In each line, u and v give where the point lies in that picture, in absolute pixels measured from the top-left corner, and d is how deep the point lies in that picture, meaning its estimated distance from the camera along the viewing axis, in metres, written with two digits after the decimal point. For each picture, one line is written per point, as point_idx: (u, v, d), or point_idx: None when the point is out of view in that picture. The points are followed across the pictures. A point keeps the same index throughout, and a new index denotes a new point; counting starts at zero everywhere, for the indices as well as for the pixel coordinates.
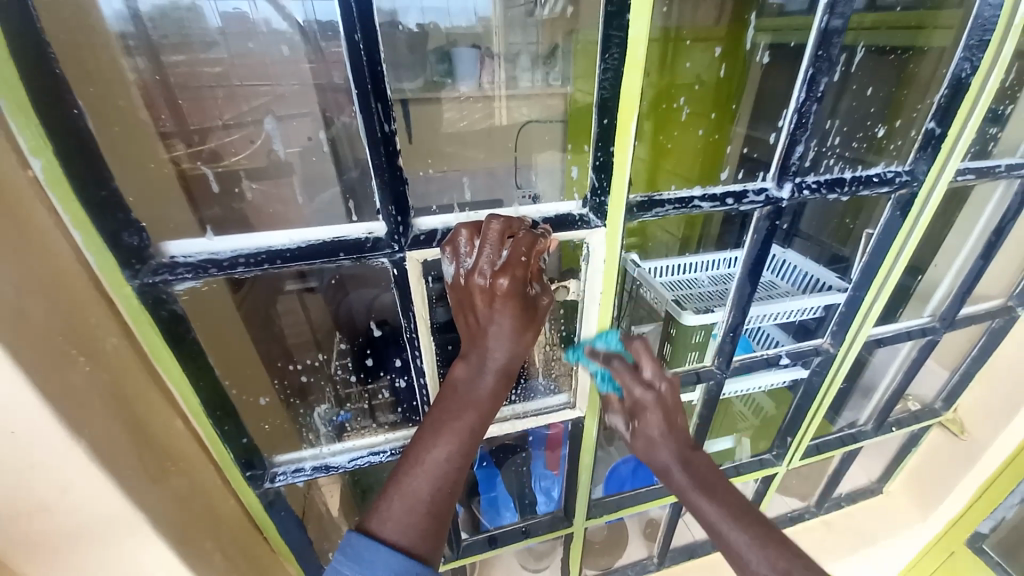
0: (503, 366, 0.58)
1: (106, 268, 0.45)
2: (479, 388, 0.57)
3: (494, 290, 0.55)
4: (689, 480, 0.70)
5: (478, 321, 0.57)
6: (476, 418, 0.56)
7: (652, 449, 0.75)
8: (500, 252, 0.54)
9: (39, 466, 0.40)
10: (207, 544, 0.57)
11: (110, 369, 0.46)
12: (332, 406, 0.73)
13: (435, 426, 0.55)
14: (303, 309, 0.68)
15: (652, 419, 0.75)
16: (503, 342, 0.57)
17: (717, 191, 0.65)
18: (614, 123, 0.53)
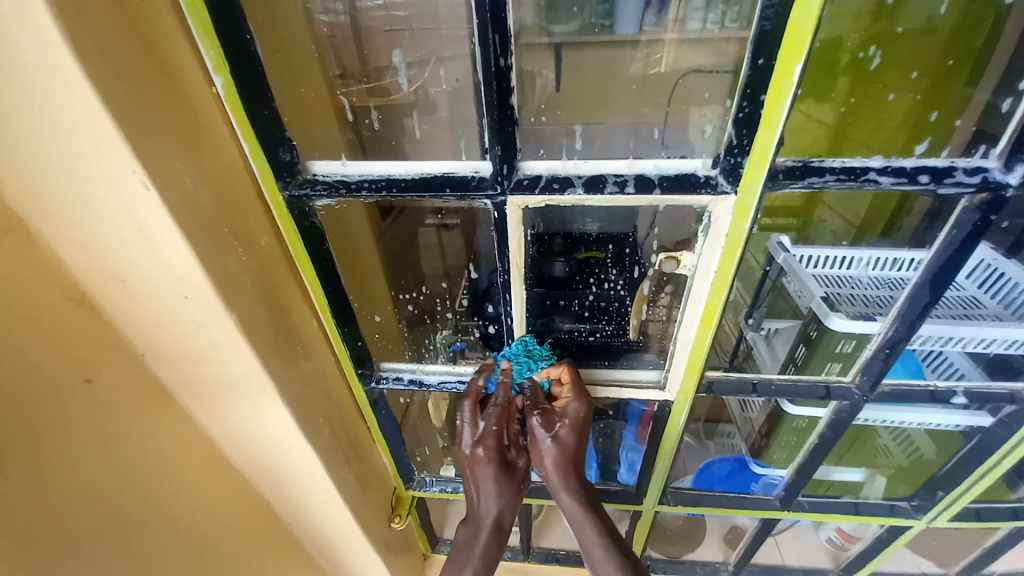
0: (499, 511, 0.73)
1: (265, 176, 0.54)
2: (477, 547, 0.73)
3: (477, 438, 0.71)
4: (574, 510, 0.71)
5: (471, 483, 0.74)
6: (499, 527, 0.74)
7: (552, 470, 0.72)
8: (477, 426, 0.71)
9: (203, 327, 0.52)
10: (318, 418, 0.70)
11: (260, 263, 0.56)
12: (452, 334, 0.83)
13: (457, 564, 0.73)
14: (440, 244, 0.78)
15: (566, 432, 0.71)
16: (491, 503, 0.73)
17: (907, 164, 0.51)
18: (771, 64, 0.43)
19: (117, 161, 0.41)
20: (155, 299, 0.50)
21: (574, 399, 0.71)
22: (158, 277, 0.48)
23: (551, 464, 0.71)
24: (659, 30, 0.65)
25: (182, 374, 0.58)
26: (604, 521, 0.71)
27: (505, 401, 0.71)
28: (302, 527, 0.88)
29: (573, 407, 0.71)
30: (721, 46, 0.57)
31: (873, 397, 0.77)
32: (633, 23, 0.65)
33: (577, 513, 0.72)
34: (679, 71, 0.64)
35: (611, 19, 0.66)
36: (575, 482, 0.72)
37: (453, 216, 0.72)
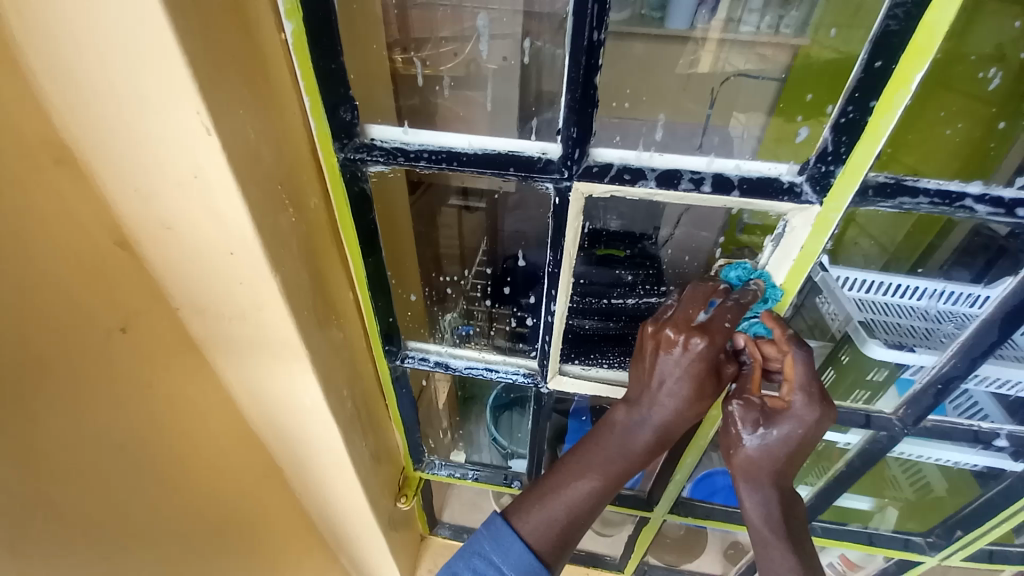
0: (662, 427, 0.60)
1: (322, 134, 0.51)
2: (633, 440, 0.61)
3: (690, 322, 0.55)
4: (759, 509, 0.59)
5: (649, 366, 0.58)
6: (625, 466, 0.62)
7: (755, 475, 0.58)
8: (697, 313, 0.55)
9: (245, 286, 0.50)
10: (344, 391, 0.68)
11: (308, 226, 0.54)
12: (458, 317, 0.82)
13: (581, 463, 0.63)
14: (458, 224, 0.76)
15: (786, 429, 0.55)
16: (662, 410, 0.59)
17: (1008, 195, 0.48)
18: (889, 68, 0.40)
19: (178, 102, 0.38)
20: (199, 252, 0.48)
21: (801, 399, 0.53)
22: (205, 230, 0.46)
23: (744, 468, 0.58)
24: (705, 32, 0.61)
25: (214, 332, 0.57)
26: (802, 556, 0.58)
27: (759, 316, 0.55)
28: (310, 496, 0.87)
29: (807, 410, 0.53)
30: (761, 52, 0.62)
31: (914, 432, 0.75)
32: (685, 18, 0.60)
33: (758, 526, 0.60)
34: (723, 74, 0.62)
35: (662, 12, 0.57)
36: (763, 472, 0.58)
37: (480, 198, 0.70)
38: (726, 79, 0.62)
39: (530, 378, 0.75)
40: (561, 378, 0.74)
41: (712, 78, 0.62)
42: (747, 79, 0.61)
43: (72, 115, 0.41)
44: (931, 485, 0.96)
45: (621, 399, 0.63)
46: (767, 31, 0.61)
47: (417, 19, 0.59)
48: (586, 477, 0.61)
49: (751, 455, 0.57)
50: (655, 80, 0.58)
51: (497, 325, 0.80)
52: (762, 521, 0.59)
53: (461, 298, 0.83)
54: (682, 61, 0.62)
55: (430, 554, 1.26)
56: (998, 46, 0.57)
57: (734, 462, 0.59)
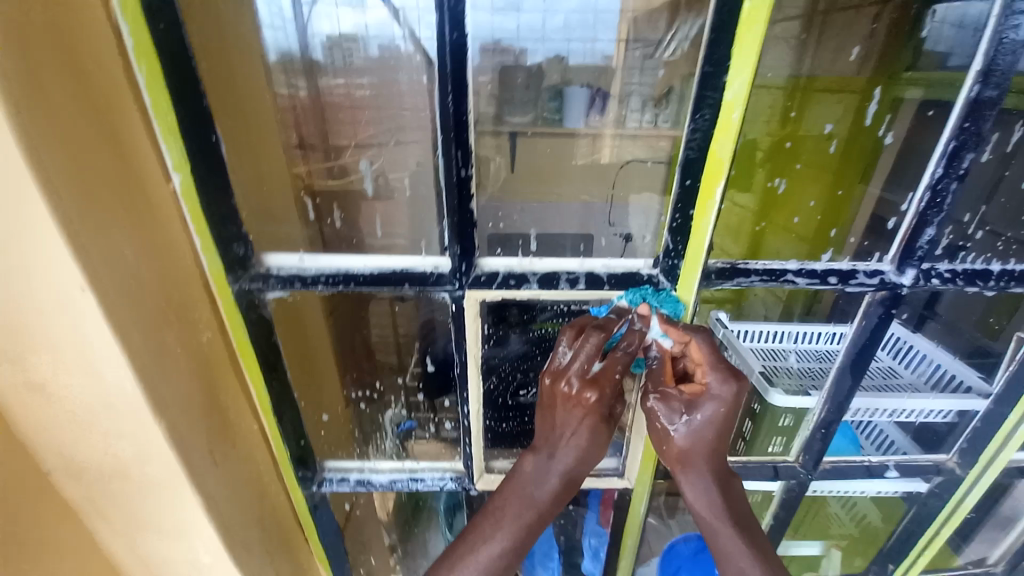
0: (569, 472, 0.59)
1: (214, 270, 0.52)
2: (543, 490, 0.59)
3: (587, 373, 0.55)
4: (706, 506, 0.59)
5: (553, 419, 0.59)
6: (538, 518, 0.59)
7: (693, 465, 0.58)
8: (591, 363, 0.54)
9: (125, 436, 0.47)
10: (251, 531, 0.62)
11: (200, 361, 0.52)
12: (399, 412, 0.80)
13: (496, 518, 0.58)
14: (392, 321, 0.72)
15: (711, 416, 0.55)
16: (568, 451, 0.59)
17: (818, 268, 0.58)
18: (697, 185, 0.50)
19: (50, 263, 0.38)
20: (75, 407, 0.45)
21: (716, 378, 0.54)
22: (80, 383, 0.44)
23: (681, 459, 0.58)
24: (603, 125, 0.80)
25: (89, 491, 0.51)
26: (747, 535, 0.60)
27: (630, 339, 0.56)
28: None
29: (723, 389, 0.54)
30: (651, 141, 0.68)
31: (818, 475, 0.81)
32: (579, 116, 0.81)
33: (710, 527, 0.60)
34: (619, 162, 0.78)
35: (560, 114, 0.81)
36: (702, 459, 0.58)
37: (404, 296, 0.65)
38: (624, 165, 0.77)
39: (457, 482, 0.72)
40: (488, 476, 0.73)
41: (613, 166, 0.80)
42: (638, 163, 0.73)
43: None
44: (868, 515, 1.04)
45: (527, 448, 0.61)
46: (648, 126, 0.67)
47: (337, 129, 0.66)
48: (497, 538, 0.57)
49: (680, 447, 0.57)
50: (559, 167, 0.80)
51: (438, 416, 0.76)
52: (711, 514, 0.60)
53: (399, 393, 0.80)
54: (579, 153, 0.82)
55: None
56: (829, 124, 0.88)
57: (670, 457, 0.59)
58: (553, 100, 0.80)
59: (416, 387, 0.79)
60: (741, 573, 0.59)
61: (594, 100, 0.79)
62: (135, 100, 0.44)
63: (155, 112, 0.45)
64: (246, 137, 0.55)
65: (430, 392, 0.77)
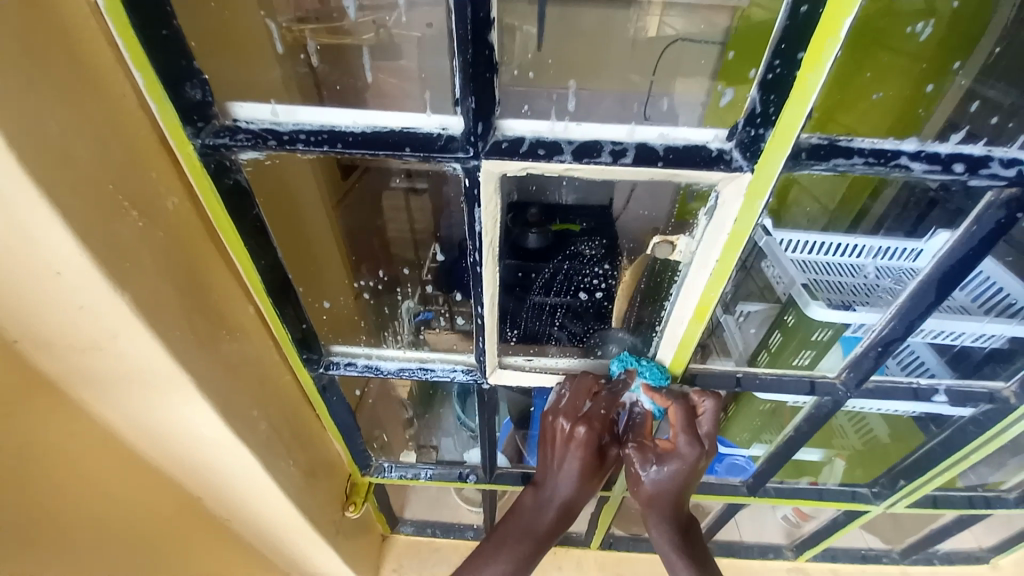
0: (565, 501, 0.67)
1: (168, 119, 0.42)
2: (542, 517, 0.68)
3: (576, 411, 0.64)
4: (674, 548, 0.67)
5: (552, 455, 0.66)
6: (533, 548, 0.67)
7: (657, 507, 0.66)
8: (581, 402, 0.64)
9: (89, 312, 0.41)
10: (253, 413, 0.61)
11: (167, 231, 0.45)
12: (417, 303, 0.74)
13: (500, 541, 0.68)
14: (406, 208, 0.69)
15: (677, 473, 0.64)
16: (567, 485, 0.66)
17: (942, 151, 0.45)
18: (816, 13, 0.35)
19: None
20: (19, 275, 0.39)
21: (686, 439, 0.63)
22: (16, 247, 0.37)
23: (647, 503, 0.66)
24: None
25: (70, 366, 0.47)
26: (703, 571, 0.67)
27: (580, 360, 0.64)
28: (244, 523, 0.80)
29: (688, 448, 0.63)
30: (708, 14, 0.52)
31: (856, 394, 0.75)
32: None
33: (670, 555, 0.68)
34: (665, 41, 0.53)
35: None
36: (667, 506, 0.66)
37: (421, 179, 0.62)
38: (669, 46, 0.53)
39: (470, 375, 0.69)
40: (502, 371, 0.69)
41: (657, 46, 0.53)
42: (691, 44, 0.52)
43: None
44: (876, 430, 1.01)
45: (530, 482, 0.70)
46: None
47: None
48: (499, 562, 0.66)
49: (645, 491, 0.66)
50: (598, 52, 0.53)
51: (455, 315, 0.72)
52: (672, 550, 0.67)
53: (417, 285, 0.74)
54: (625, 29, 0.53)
55: (394, 555, 1.22)
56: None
57: (642, 499, 0.67)
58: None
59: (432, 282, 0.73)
60: None
61: None
62: None
63: None
64: None
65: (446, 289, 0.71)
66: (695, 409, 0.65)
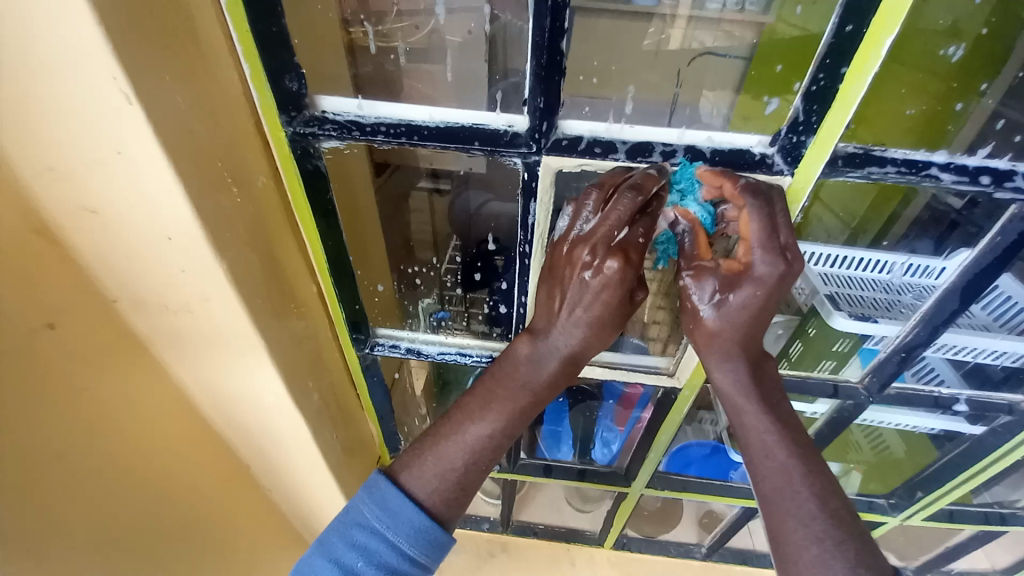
0: (572, 353, 0.56)
1: (267, 107, 0.47)
2: (549, 363, 0.57)
3: (613, 239, 0.49)
4: (739, 381, 0.54)
5: (568, 287, 0.53)
6: (530, 403, 0.57)
7: (721, 346, 0.53)
8: (614, 219, 0.49)
9: (189, 274, 0.46)
10: (308, 383, 0.65)
11: (256, 207, 0.50)
12: (435, 301, 0.76)
13: (474, 408, 0.57)
14: (430, 209, 0.71)
15: (753, 289, 0.49)
16: (570, 329, 0.55)
17: (970, 164, 0.49)
18: (861, 32, 0.39)
19: (91, 65, 0.34)
20: (133, 238, 0.44)
21: (760, 254, 0.47)
22: (138, 212, 0.42)
23: (713, 337, 0.53)
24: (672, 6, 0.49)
25: (159, 325, 0.52)
26: (779, 416, 0.54)
27: (641, 182, 0.47)
28: (282, 493, 0.84)
29: (767, 267, 0.47)
30: (728, 27, 0.50)
31: (878, 398, 0.78)
32: None
33: (733, 402, 0.55)
34: (687, 53, 0.51)
35: None
36: (735, 323, 0.51)
37: (453, 179, 0.66)
38: (692, 59, 0.52)
39: None
40: None
41: (679, 58, 0.52)
42: (713, 59, 0.52)
43: None
44: (892, 449, 0.98)
45: (525, 330, 0.59)
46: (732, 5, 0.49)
47: None
48: (483, 421, 0.56)
49: (716, 306, 0.51)
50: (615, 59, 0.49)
51: (475, 310, 0.74)
52: (737, 391, 0.54)
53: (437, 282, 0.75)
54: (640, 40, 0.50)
55: None
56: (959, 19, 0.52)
57: (701, 340, 0.54)
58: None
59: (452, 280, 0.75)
60: (765, 455, 0.53)
61: None
62: None
63: None
64: None
65: (468, 284, 0.73)
66: (776, 221, 0.47)
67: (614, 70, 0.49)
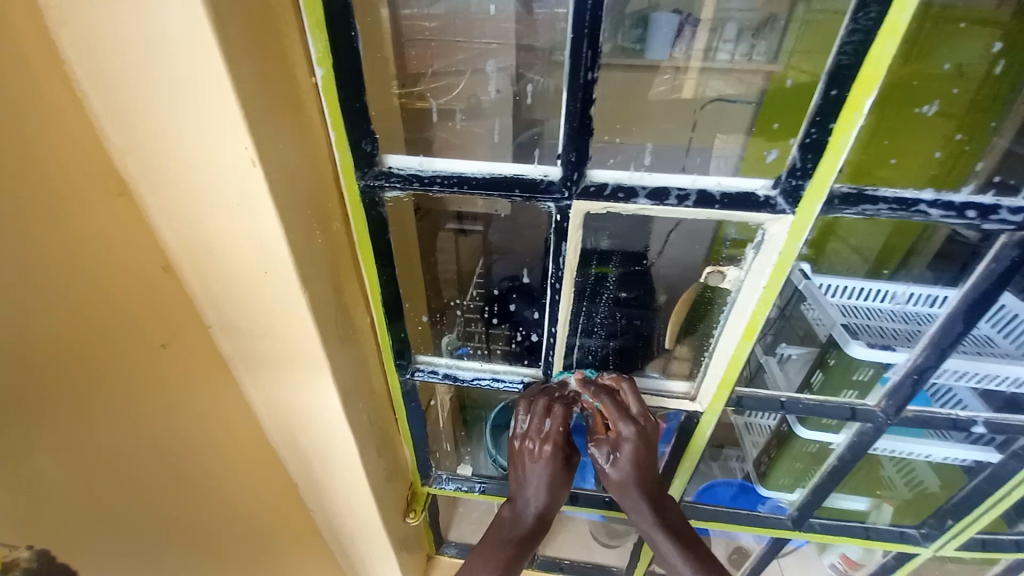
0: (541, 510, 0.77)
1: (345, 165, 0.57)
2: (523, 526, 0.77)
3: (545, 431, 0.73)
4: (653, 520, 0.75)
5: (520, 472, 0.78)
6: (516, 550, 0.75)
7: (625, 493, 0.75)
8: (544, 421, 0.73)
9: (276, 303, 0.54)
10: (359, 405, 0.71)
11: (331, 247, 0.58)
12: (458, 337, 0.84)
13: (487, 548, 0.76)
14: (455, 249, 0.79)
15: (628, 453, 0.73)
16: (532, 511, 0.77)
17: (956, 200, 0.54)
18: (843, 95, 0.46)
19: (229, 138, 0.44)
20: (236, 273, 0.53)
21: (624, 425, 0.71)
22: (242, 251, 0.51)
23: (616, 485, 0.75)
24: (687, 59, 0.60)
25: (242, 348, 0.60)
26: (678, 533, 0.75)
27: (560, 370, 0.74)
28: (322, 514, 0.89)
29: (628, 431, 0.71)
30: (740, 75, 0.60)
31: (897, 422, 0.80)
32: (663, 49, 0.58)
33: (644, 527, 0.77)
34: (702, 100, 0.61)
35: (642, 43, 0.56)
36: (635, 484, 0.75)
37: (475, 222, 0.73)
38: (706, 104, 0.61)
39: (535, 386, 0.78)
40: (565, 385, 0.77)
41: (695, 104, 0.62)
42: (727, 104, 0.61)
43: (129, 154, 0.46)
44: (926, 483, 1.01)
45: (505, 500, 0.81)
46: (741, 59, 0.59)
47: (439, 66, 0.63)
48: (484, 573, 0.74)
49: (611, 481, 0.76)
50: (638, 109, 0.59)
51: (497, 345, 0.82)
52: (650, 529, 0.76)
53: (462, 317, 0.84)
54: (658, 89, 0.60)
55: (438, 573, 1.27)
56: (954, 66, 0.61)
57: (612, 488, 0.77)
58: (637, 22, 0.55)
59: (478, 316, 0.84)
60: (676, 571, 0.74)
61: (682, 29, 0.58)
62: None
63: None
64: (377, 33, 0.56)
65: (493, 319, 0.82)
66: (624, 403, 0.73)
67: (647, 120, 0.59)
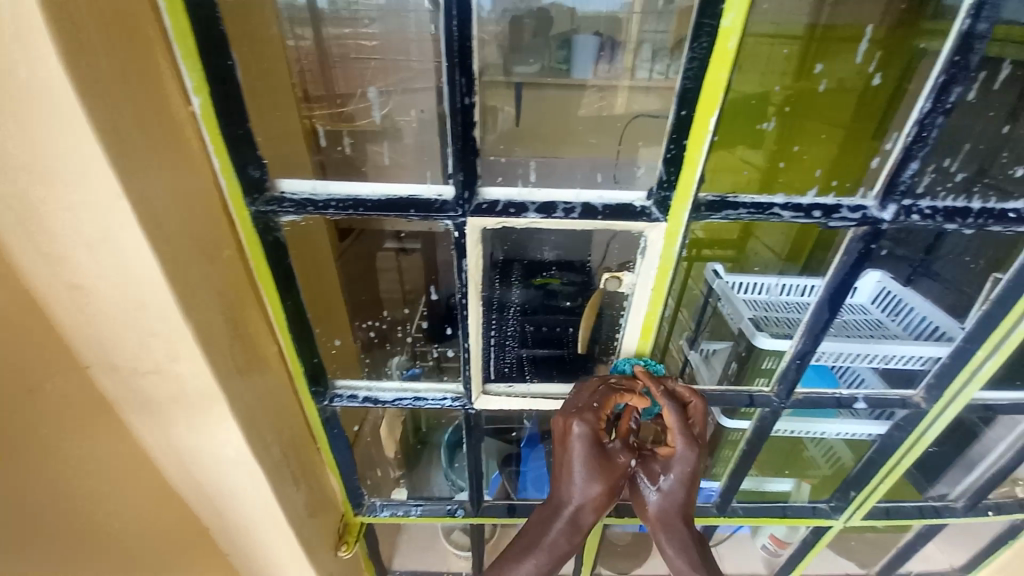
0: (575, 508, 0.69)
1: (233, 192, 0.56)
2: (549, 532, 0.69)
3: (597, 419, 0.67)
4: (673, 526, 0.70)
5: (562, 465, 0.69)
6: (555, 549, 0.69)
7: (663, 510, 0.69)
8: (600, 407, 0.67)
9: (159, 337, 0.52)
10: (269, 437, 0.69)
11: (222, 275, 0.57)
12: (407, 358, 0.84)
13: (522, 546, 0.69)
14: (398, 267, 0.82)
15: (680, 464, 0.68)
16: (569, 496, 0.68)
17: (803, 202, 0.61)
18: (692, 115, 0.52)
19: (89, 169, 0.42)
20: (110, 308, 0.50)
21: (682, 436, 0.66)
22: (116, 285, 0.49)
23: (653, 503, 0.69)
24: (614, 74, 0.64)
25: (129, 387, 0.57)
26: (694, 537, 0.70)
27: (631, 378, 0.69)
28: (241, 557, 0.84)
29: (688, 447, 0.67)
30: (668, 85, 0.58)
31: (790, 404, 0.87)
32: (588, 69, 0.65)
33: (664, 542, 0.71)
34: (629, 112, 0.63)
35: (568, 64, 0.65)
36: (669, 497, 0.69)
37: (415, 240, 0.77)
38: (632, 119, 0.63)
39: (458, 401, 0.79)
40: (486, 397, 0.80)
41: (624, 119, 0.64)
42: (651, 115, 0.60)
43: None
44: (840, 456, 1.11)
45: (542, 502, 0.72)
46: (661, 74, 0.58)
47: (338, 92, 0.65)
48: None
49: (651, 498, 0.70)
50: (561, 128, 0.66)
51: (445, 364, 0.82)
52: (671, 538, 0.70)
53: (408, 340, 0.85)
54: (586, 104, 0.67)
55: None
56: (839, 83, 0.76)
57: (641, 506, 0.71)
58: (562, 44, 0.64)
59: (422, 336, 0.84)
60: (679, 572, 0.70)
61: (603, 49, 0.63)
62: (155, 18, 0.46)
63: (173, 31, 0.47)
64: (263, 62, 0.57)
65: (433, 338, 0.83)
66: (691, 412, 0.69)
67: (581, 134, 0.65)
